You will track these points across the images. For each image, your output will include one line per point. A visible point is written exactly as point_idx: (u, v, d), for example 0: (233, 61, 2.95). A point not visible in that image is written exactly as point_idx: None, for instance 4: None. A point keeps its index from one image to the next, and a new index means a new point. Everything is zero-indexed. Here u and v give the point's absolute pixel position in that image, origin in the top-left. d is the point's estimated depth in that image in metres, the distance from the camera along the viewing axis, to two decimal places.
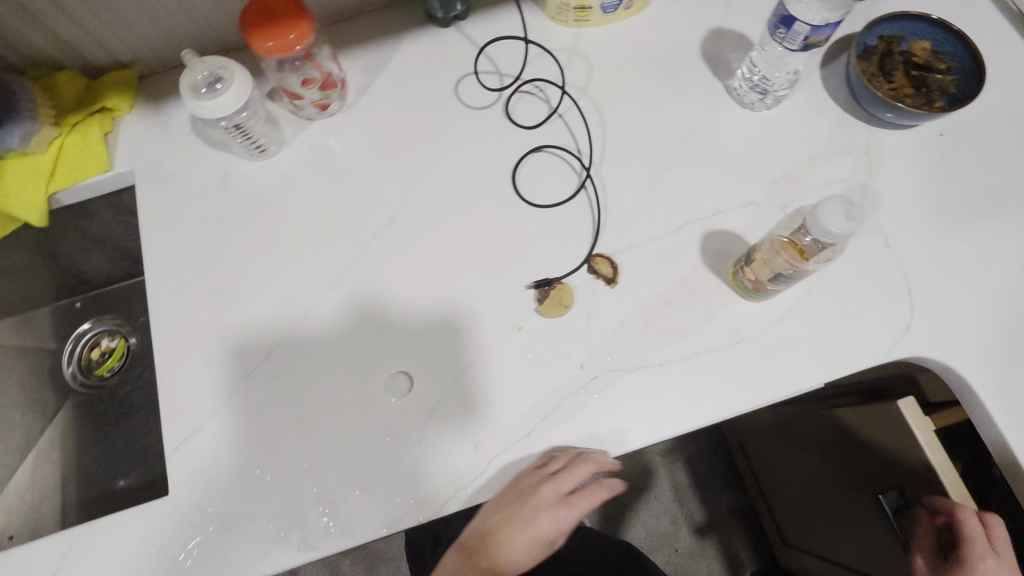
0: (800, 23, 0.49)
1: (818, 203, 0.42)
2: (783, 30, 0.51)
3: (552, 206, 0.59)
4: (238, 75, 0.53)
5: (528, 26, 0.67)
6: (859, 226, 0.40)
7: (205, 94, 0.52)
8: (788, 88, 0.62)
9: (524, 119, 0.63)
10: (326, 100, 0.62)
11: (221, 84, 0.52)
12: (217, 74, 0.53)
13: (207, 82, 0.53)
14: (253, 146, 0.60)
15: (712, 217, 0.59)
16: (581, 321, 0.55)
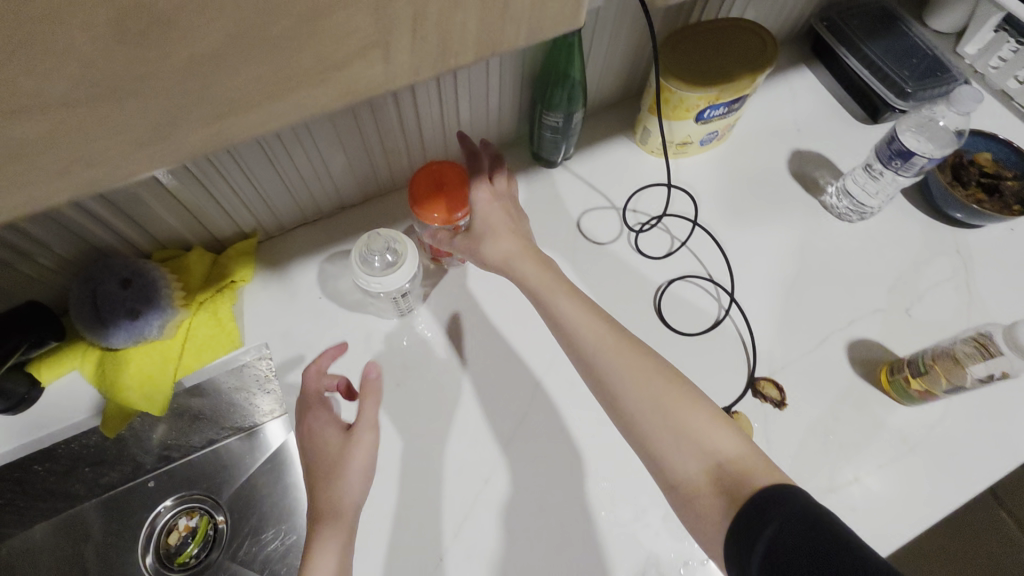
0: (921, 157, 0.57)
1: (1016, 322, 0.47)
2: (900, 160, 0.59)
3: (703, 333, 0.61)
4: (410, 246, 0.54)
5: (629, 161, 0.72)
6: None
7: (380, 269, 0.52)
8: (883, 204, 0.68)
9: (652, 250, 0.66)
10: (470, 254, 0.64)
11: (394, 257, 0.53)
12: (389, 246, 0.53)
13: (382, 258, 0.53)
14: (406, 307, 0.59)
15: (849, 326, 0.62)
16: (764, 446, 0.56)
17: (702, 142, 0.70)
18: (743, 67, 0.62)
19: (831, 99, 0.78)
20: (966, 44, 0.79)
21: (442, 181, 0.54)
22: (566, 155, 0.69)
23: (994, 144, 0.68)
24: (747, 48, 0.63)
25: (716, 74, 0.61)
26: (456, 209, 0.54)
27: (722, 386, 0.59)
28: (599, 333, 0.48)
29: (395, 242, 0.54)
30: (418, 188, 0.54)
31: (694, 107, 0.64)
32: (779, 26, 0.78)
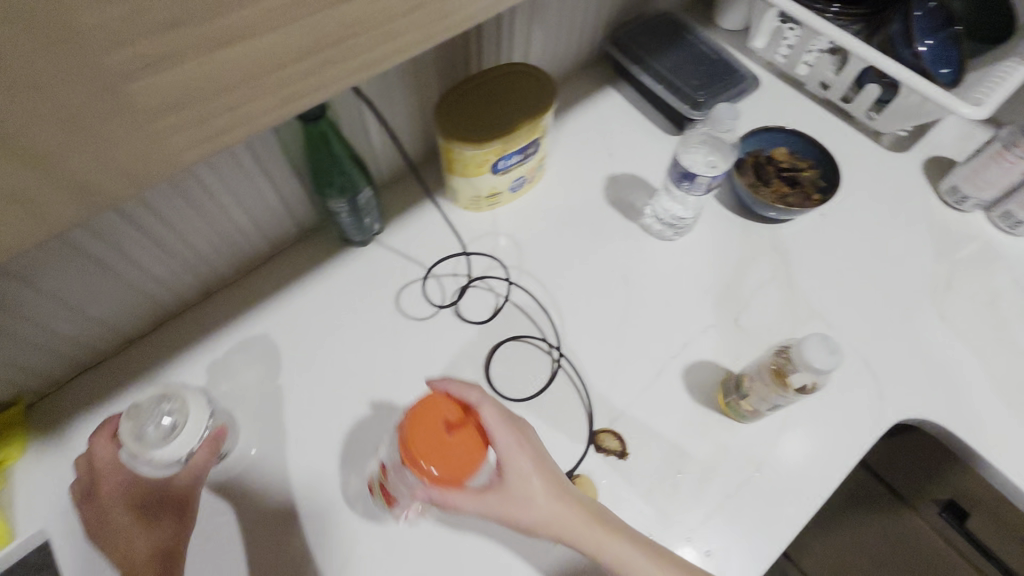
0: (703, 177, 0.56)
1: (801, 339, 0.46)
2: (687, 182, 0.57)
3: (539, 393, 0.59)
4: (186, 395, 0.48)
5: (444, 222, 0.69)
6: (841, 357, 0.44)
7: (158, 437, 0.46)
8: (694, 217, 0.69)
9: (477, 315, 0.63)
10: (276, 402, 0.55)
11: (170, 416, 0.47)
12: (160, 409, 0.47)
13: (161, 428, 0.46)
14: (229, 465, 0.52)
15: (682, 352, 0.61)
16: (613, 505, 0.53)
17: (511, 189, 0.68)
18: (522, 114, 0.61)
19: (638, 116, 0.78)
20: (753, 39, 0.81)
21: (432, 443, 0.41)
22: (372, 231, 0.65)
23: (786, 137, 0.70)
24: (523, 94, 0.62)
25: (496, 126, 0.60)
26: (459, 461, 0.41)
27: (564, 449, 0.56)
28: (524, 445, 0.45)
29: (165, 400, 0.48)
30: (413, 428, 0.41)
31: (485, 163, 0.61)
32: (573, 54, 0.77)
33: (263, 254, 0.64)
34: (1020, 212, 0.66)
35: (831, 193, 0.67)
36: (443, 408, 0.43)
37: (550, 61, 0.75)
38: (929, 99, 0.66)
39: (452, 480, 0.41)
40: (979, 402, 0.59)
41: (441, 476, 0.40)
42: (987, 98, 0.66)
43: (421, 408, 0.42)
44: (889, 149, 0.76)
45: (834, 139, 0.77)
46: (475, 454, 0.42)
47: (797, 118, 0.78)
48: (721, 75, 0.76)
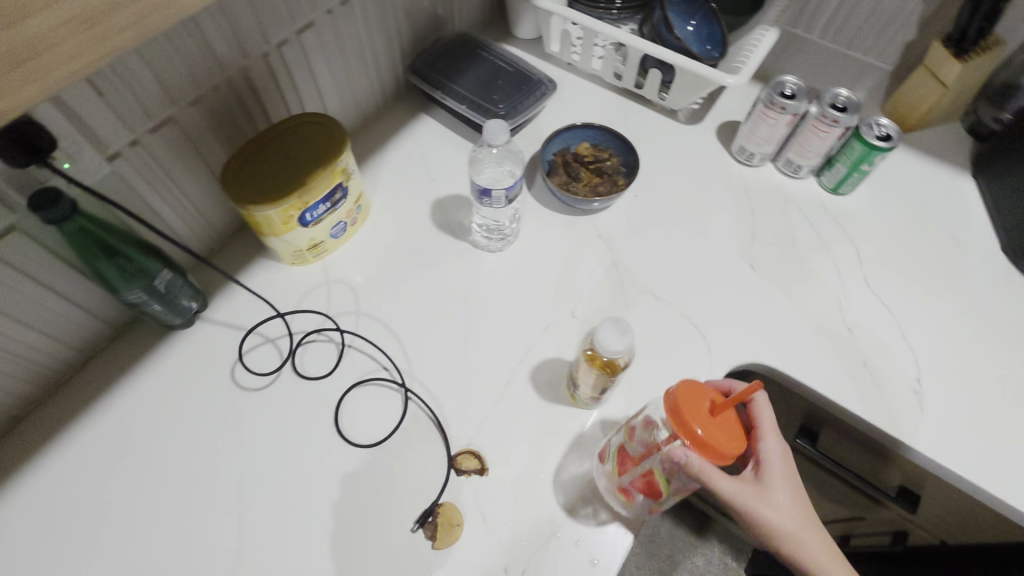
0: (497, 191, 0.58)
1: (596, 330, 0.47)
2: (486, 199, 0.59)
3: (391, 434, 0.58)
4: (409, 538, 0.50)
5: (273, 282, 0.67)
6: (632, 336, 0.47)
7: None
8: (515, 222, 0.72)
9: (318, 369, 0.61)
10: None
11: None
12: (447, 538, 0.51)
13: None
14: None
15: (527, 356, 0.62)
16: (479, 525, 0.54)
17: (333, 235, 0.67)
18: (316, 162, 0.60)
19: (455, 137, 0.80)
20: (548, 44, 0.86)
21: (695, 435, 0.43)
22: (192, 310, 0.62)
23: (585, 131, 0.74)
24: (313, 142, 0.61)
25: (289, 180, 0.59)
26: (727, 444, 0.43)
27: (424, 483, 0.55)
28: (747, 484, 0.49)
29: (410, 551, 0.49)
30: (688, 408, 0.43)
31: (290, 218, 0.60)
32: (376, 90, 0.78)
33: (74, 361, 0.60)
34: (797, 159, 0.74)
35: (634, 175, 0.71)
36: (699, 386, 0.45)
37: (352, 101, 0.75)
38: (698, 74, 0.73)
39: (710, 450, 0.43)
40: (796, 334, 0.65)
41: (710, 438, 0.42)
42: (745, 65, 0.73)
43: (685, 394, 0.44)
44: (687, 123, 0.82)
45: (637, 123, 0.82)
46: (737, 426, 0.44)
47: (600, 111, 0.84)
48: (521, 84, 0.79)
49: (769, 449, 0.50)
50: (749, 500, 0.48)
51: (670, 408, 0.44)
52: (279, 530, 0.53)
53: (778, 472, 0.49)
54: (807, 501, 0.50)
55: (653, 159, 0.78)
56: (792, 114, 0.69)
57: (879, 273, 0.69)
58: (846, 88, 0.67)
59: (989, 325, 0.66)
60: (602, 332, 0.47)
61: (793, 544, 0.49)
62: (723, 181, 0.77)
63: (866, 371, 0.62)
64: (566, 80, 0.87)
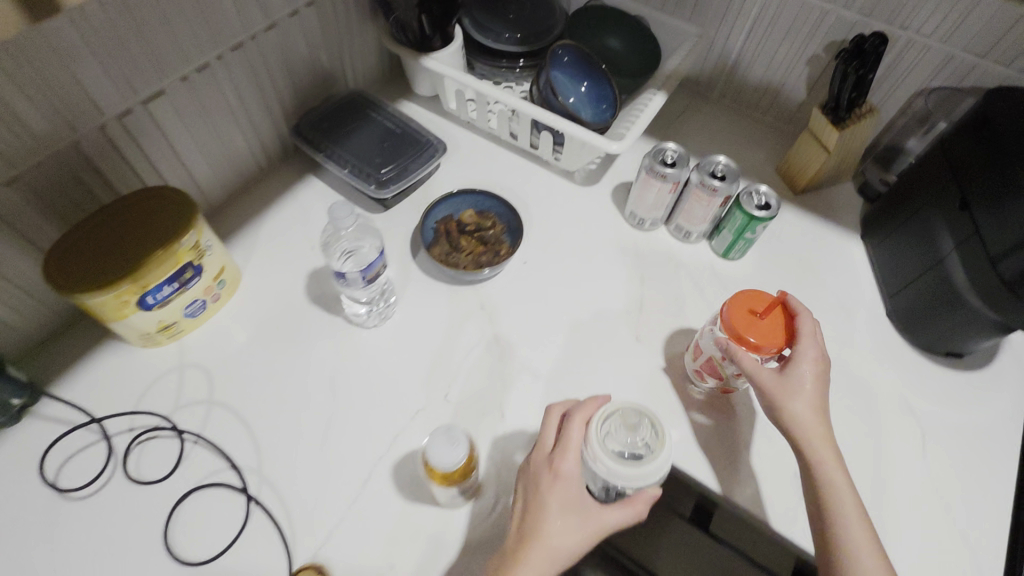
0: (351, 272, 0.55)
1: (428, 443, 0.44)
2: (342, 282, 0.56)
3: (230, 547, 0.53)
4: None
5: (122, 367, 0.62)
6: (466, 443, 0.44)
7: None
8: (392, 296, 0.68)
9: (154, 469, 0.57)
10: None
11: None
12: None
13: (639, 447, 0.50)
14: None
15: (389, 449, 0.59)
16: None
17: (188, 315, 0.63)
18: (155, 243, 0.56)
19: (341, 200, 0.77)
20: (446, 102, 0.83)
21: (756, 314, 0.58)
22: (20, 404, 0.57)
23: (467, 197, 0.72)
24: (155, 220, 0.57)
25: (122, 264, 0.54)
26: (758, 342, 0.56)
27: None
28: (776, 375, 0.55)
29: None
30: (732, 316, 0.57)
31: (126, 304, 0.56)
32: (256, 153, 0.74)
33: None
34: (685, 225, 0.73)
35: (516, 246, 0.69)
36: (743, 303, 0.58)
37: (227, 166, 0.71)
38: (583, 140, 0.71)
39: (758, 345, 0.56)
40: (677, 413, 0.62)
41: (761, 340, 0.56)
42: (630, 131, 0.71)
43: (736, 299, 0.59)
44: (582, 184, 0.81)
45: (532, 185, 0.80)
46: (785, 321, 0.58)
47: (496, 172, 0.82)
48: (409, 146, 0.76)
49: (804, 336, 0.57)
50: (777, 399, 0.55)
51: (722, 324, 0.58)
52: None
53: (810, 373, 0.55)
54: (829, 415, 0.55)
55: (544, 223, 0.77)
56: (672, 184, 0.68)
57: None
58: (725, 158, 0.67)
59: (869, 396, 0.65)
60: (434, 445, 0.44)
61: (817, 449, 0.53)
62: (614, 246, 0.75)
63: (744, 450, 0.60)
64: (464, 139, 0.85)
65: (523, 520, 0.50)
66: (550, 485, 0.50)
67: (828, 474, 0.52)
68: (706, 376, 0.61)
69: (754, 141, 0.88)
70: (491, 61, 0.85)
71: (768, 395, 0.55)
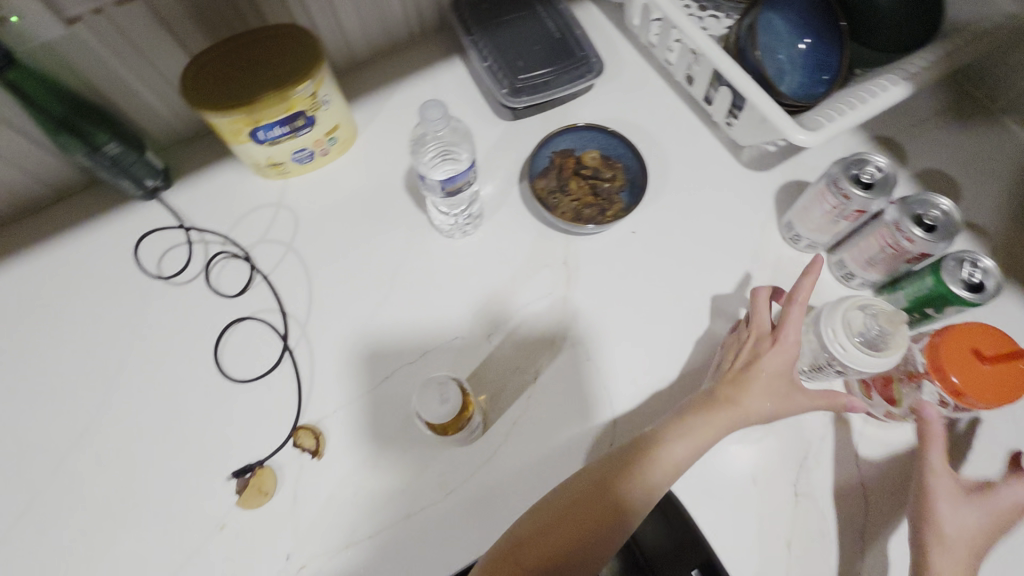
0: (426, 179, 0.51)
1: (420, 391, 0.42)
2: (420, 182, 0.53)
3: (255, 380, 0.57)
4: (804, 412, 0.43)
5: (233, 186, 0.67)
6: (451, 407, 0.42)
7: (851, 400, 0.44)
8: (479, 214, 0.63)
9: (226, 288, 0.61)
10: None
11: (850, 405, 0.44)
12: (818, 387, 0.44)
13: (864, 332, 0.46)
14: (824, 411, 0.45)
15: (417, 361, 0.58)
16: (285, 503, 0.53)
17: (297, 160, 0.65)
18: (275, 82, 0.56)
19: (476, 93, 0.70)
20: (630, 16, 0.70)
21: (975, 362, 0.43)
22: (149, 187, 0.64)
23: (598, 135, 0.62)
24: (284, 59, 0.57)
25: (242, 93, 0.56)
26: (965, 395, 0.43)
27: (260, 441, 0.55)
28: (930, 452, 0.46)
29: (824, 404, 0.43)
30: (942, 348, 0.44)
31: (239, 132, 0.58)
32: (412, 17, 0.69)
33: (49, 197, 0.66)
34: (851, 263, 0.56)
35: (629, 210, 0.59)
36: (985, 336, 0.44)
37: (379, 23, 0.68)
38: (764, 116, 0.56)
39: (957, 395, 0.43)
40: (724, 470, 0.53)
41: (966, 387, 0.43)
42: (830, 123, 0.54)
43: (955, 334, 0.44)
44: (748, 165, 0.65)
45: (686, 146, 0.67)
46: None
47: (653, 116, 0.69)
48: (563, 58, 0.66)
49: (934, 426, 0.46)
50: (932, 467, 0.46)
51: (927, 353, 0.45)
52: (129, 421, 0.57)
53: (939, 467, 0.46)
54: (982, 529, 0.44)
55: (679, 194, 0.64)
56: (858, 208, 0.51)
57: (877, 446, 0.53)
58: (950, 202, 0.49)
59: (982, 571, 0.50)
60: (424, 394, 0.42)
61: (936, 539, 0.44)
62: (748, 254, 0.61)
63: (781, 551, 0.50)
64: (634, 66, 0.72)
65: (739, 364, 0.51)
66: (768, 350, 0.50)
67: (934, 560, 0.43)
68: (871, 393, 0.52)
69: (1014, 189, 0.63)
70: None
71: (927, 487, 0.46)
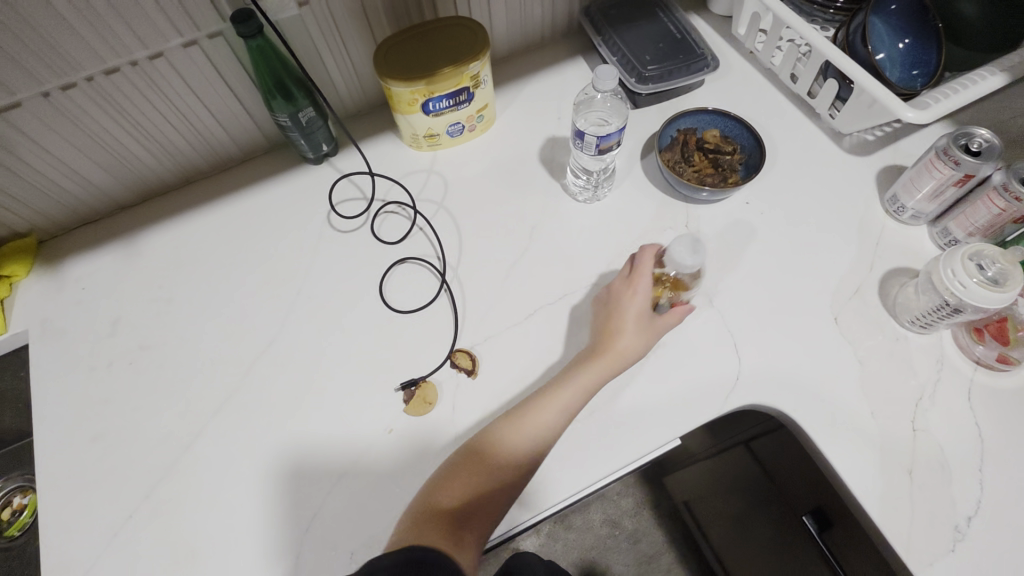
0: (588, 134, 0.59)
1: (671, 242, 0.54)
2: (579, 141, 0.61)
3: (415, 311, 0.65)
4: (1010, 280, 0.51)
5: (391, 155, 0.77)
6: (698, 258, 0.53)
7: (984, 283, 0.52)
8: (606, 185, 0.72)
9: (388, 236, 0.71)
10: (1009, 353, 0.56)
11: (994, 279, 0.51)
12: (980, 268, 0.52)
13: (980, 269, 0.52)
14: (956, 309, 0.54)
15: (557, 301, 0.65)
16: (447, 414, 0.59)
17: (449, 133, 0.75)
18: (452, 60, 0.67)
19: None
20: (737, 25, 0.80)
21: None
22: (323, 150, 0.75)
23: (716, 116, 0.70)
24: (457, 42, 0.68)
25: (424, 67, 0.67)
26: None
27: (421, 361, 0.62)
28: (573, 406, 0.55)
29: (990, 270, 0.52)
30: None
31: (414, 101, 0.69)
32: (547, 21, 0.81)
33: (237, 157, 0.77)
34: (956, 230, 0.62)
35: (749, 178, 0.67)
36: None
37: (521, 24, 0.79)
38: (875, 98, 0.64)
39: None
40: (844, 405, 0.58)
41: None
42: (936, 103, 0.62)
43: None
44: (849, 151, 0.73)
45: (790, 134, 0.75)
46: None
47: (758, 109, 0.78)
48: (683, 54, 0.76)
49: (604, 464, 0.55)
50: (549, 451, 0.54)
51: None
52: (305, 339, 0.65)
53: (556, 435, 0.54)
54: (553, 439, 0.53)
55: (787, 173, 0.72)
56: (966, 173, 0.58)
57: (991, 393, 0.57)
58: None
59: None
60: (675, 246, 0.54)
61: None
62: (854, 224, 0.68)
63: (905, 477, 0.54)
64: (739, 68, 0.81)
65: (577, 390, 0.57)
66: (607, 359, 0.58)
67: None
68: (984, 336, 0.57)
69: None
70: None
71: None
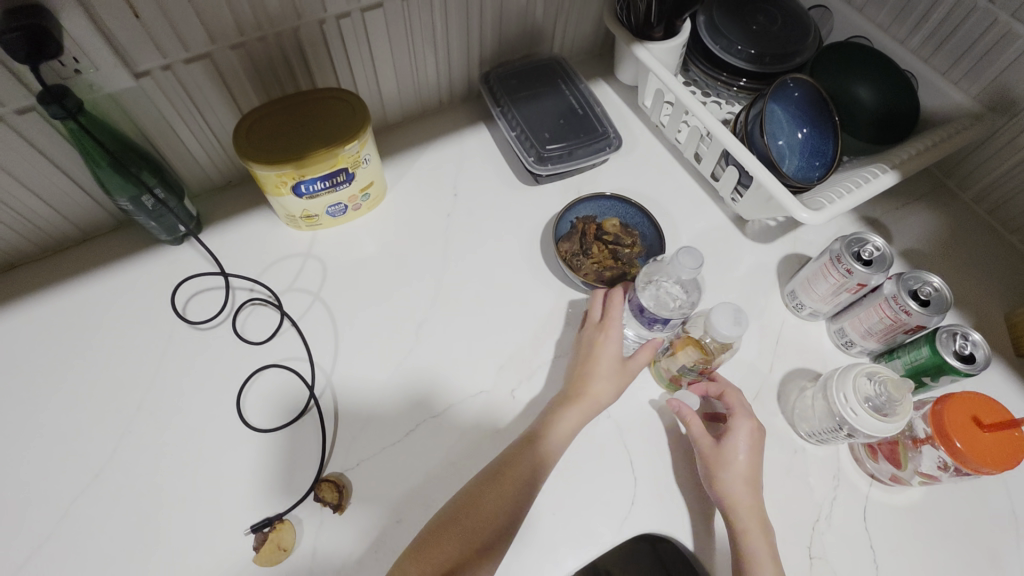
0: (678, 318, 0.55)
1: (712, 309, 0.51)
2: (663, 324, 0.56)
3: (276, 429, 0.57)
4: (905, 414, 0.48)
5: (263, 235, 0.68)
6: (745, 328, 0.50)
7: (875, 412, 0.49)
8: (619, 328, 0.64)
9: (254, 335, 0.62)
10: (902, 475, 0.54)
11: (885, 411, 0.49)
12: (871, 395, 0.50)
13: (869, 396, 0.50)
14: (849, 434, 0.52)
15: (442, 413, 0.58)
16: (307, 560, 0.51)
17: (329, 214, 0.67)
18: (326, 139, 0.60)
19: (499, 158, 0.75)
20: (642, 98, 0.77)
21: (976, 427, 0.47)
22: (181, 232, 0.65)
23: (615, 203, 0.67)
24: (331, 119, 0.61)
25: (292, 149, 0.59)
26: (972, 460, 0.46)
27: (282, 494, 0.54)
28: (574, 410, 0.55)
29: (879, 397, 0.49)
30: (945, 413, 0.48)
31: (283, 185, 0.61)
32: (443, 86, 0.75)
33: (77, 237, 0.66)
34: (851, 332, 0.61)
35: None
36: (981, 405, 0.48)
37: (413, 90, 0.73)
38: (772, 194, 0.61)
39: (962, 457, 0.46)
40: None
41: (968, 451, 0.46)
42: (831, 204, 0.60)
43: (955, 402, 0.48)
44: (751, 237, 0.71)
45: (694, 218, 0.72)
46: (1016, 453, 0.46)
47: (663, 189, 0.75)
48: (585, 131, 0.72)
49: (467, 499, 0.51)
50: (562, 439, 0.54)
51: (931, 418, 0.49)
52: (145, 464, 0.56)
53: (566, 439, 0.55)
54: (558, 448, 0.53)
55: None
56: (859, 282, 0.56)
57: (885, 512, 0.55)
58: (940, 280, 0.54)
59: None
60: (717, 314, 0.51)
61: (742, 519, 0.50)
62: (756, 320, 0.65)
63: None
64: (645, 142, 0.78)
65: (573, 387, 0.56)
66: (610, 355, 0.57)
67: (754, 560, 0.49)
68: (878, 455, 0.55)
69: (987, 269, 0.70)
70: (710, 73, 0.77)
71: (705, 463, 0.53)
